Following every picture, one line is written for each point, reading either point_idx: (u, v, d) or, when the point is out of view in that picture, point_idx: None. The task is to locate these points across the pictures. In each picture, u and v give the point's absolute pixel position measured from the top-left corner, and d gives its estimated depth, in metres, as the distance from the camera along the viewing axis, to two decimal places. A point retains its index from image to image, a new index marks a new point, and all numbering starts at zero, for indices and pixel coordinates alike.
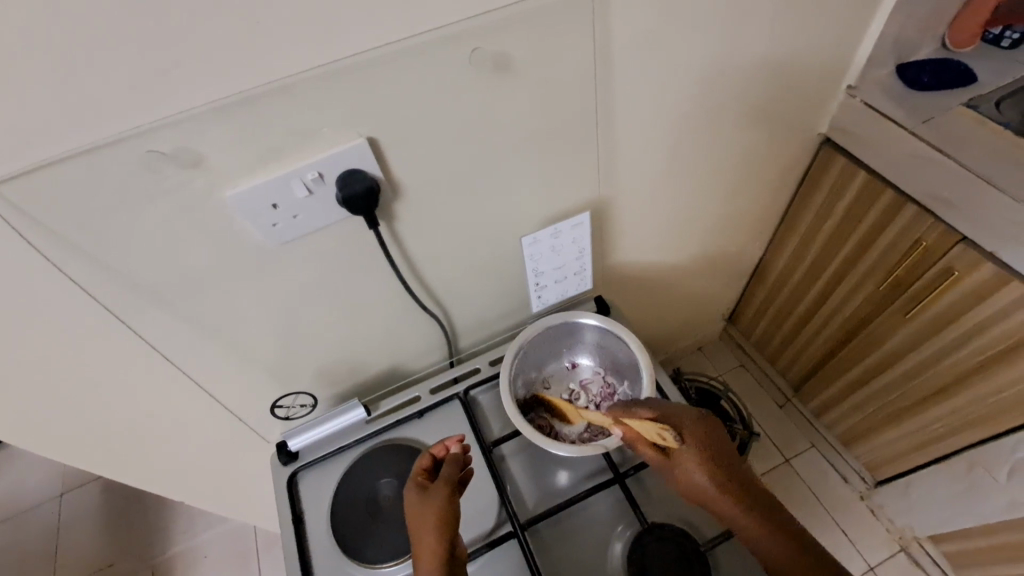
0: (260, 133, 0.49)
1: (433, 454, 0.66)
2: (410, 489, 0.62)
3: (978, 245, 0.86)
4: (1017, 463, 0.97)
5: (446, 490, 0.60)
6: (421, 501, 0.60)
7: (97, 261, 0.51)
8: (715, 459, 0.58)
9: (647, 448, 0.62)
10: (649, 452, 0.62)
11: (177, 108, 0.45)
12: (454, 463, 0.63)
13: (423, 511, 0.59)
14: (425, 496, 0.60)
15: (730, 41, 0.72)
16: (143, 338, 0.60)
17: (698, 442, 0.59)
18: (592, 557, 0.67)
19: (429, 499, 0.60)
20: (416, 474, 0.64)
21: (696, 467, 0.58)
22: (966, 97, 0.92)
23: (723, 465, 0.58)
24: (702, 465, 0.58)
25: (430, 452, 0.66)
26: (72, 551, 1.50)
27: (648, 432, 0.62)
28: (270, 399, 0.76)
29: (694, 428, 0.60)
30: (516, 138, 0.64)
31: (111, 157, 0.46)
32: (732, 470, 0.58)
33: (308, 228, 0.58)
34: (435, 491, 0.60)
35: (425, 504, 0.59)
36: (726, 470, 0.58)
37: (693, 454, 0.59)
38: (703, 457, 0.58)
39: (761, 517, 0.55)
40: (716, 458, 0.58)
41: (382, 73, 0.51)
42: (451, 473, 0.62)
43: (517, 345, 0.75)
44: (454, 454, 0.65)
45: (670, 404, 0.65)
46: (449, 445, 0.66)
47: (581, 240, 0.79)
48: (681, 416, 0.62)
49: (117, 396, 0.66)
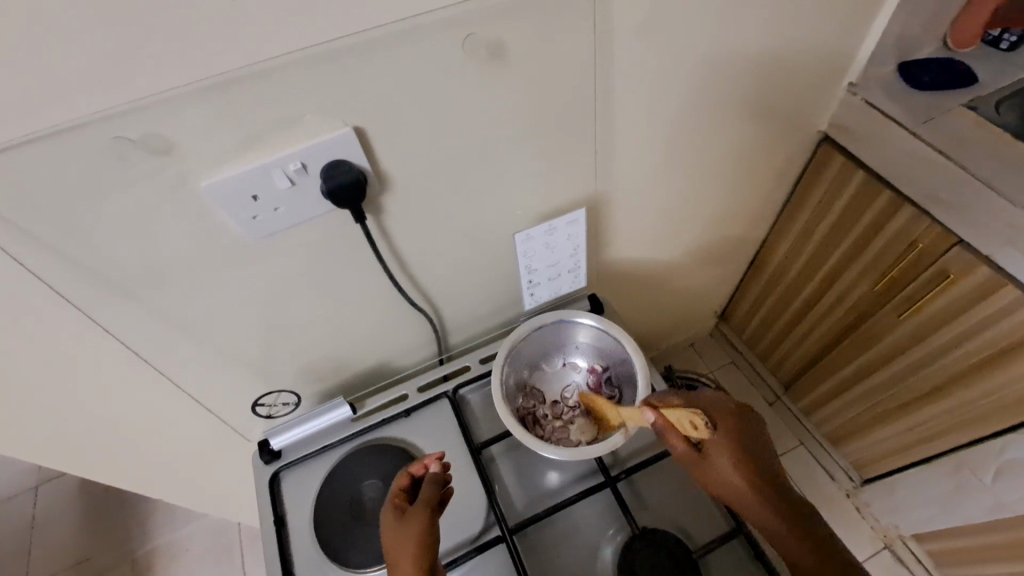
0: (237, 119, 0.46)
1: (411, 473, 0.62)
2: (387, 513, 0.59)
3: (975, 249, 0.85)
4: (1004, 466, 0.97)
5: (425, 515, 0.57)
6: (400, 526, 0.57)
7: (61, 253, 0.48)
8: (747, 452, 0.56)
9: (678, 437, 0.59)
10: (679, 443, 0.59)
11: (147, 91, 0.42)
12: (434, 483, 0.60)
13: (402, 538, 0.56)
14: (404, 520, 0.57)
15: (733, 33, 0.70)
16: (114, 335, 0.57)
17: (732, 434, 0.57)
18: (582, 561, 0.66)
19: (407, 525, 0.57)
20: (394, 495, 0.61)
21: (730, 460, 0.56)
22: (966, 98, 0.91)
23: (754, 459, 0.56)
24: (734, 459, 0.56)
25: (408, 470, 0.63)
26: (49, 545, 1.47)
27: (680, 422, 0.59)
28: (251, 397, 0.73)
29: (727, 418, 0.59)
30: (510, 130, 0.61)
31: (75, 143, 0.43)
32: (760, 465, 0.57)
33: (291, 222, 0.55)
34: (414, 516, 0.57)
35: (403, 531, 0.57)
36: (757, 463, 0.56)
37: (727, 444, 0.56)
38: (736, 450, 0.56)
39: (783, 510, 0.55)
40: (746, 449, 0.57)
41: (370, 58, 0.48)
42: (430, 495, 0.59)
43: (509, 345, 0.73)
44: (433, 473, 0.62)
45: (700, 394, 0.63)
46: (428, 464, 0.63)
47: (576, 238, 0.77)
48: (709, 406, 0.61)
49: (88, 394, 0.63)
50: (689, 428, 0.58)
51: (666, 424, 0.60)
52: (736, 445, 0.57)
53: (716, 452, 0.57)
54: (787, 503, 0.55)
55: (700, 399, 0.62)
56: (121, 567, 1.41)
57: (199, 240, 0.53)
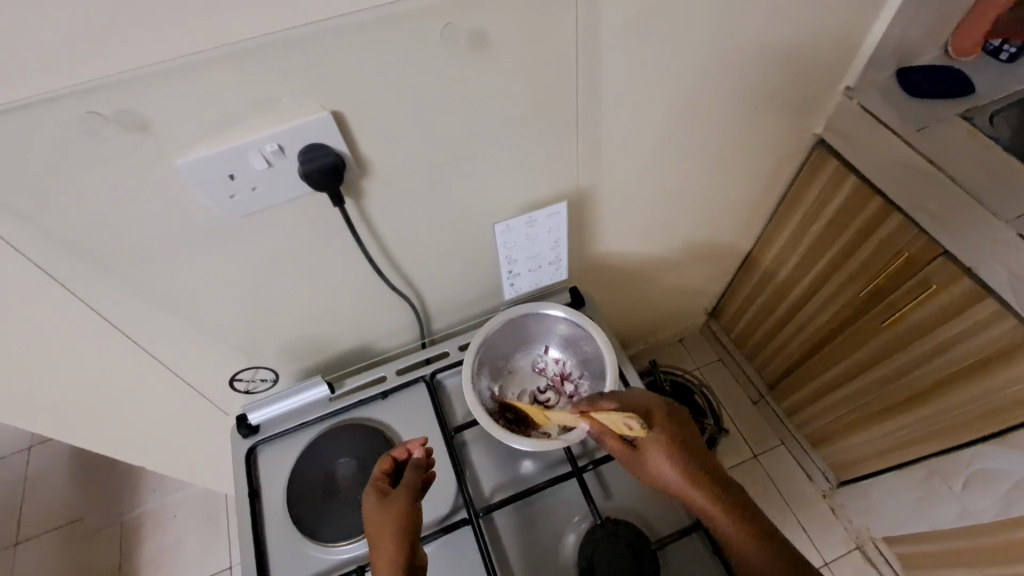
0: (212, 98, 0.47)
1: (394, 457, 0.64)
2: (370, 493, 0.60)
3: (958, 261, 0.85)
4: (972, 475, 0.99)
5: (408, 496, 0.59)
6: (381, 507, 0.59)
7: (35, 223, 0.49)
8: (679, 449, 0.59)
9: (614, 440, 0.62)
10: (615, 445, 0.62)
11: (123, 66, 0.43)
12: (417, 467, 0.62)
13: (385, 516, 0.58)
14: (386, 501, 0.59)
15: (723, 31, 0.70)
16: (90, 305, 0.58)
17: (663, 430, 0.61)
18: (546, 547, 0.68)
19: (390, 504, 0.58)
20: (377, 478, 0.62)
21: (663, 459, 0.59)
22: (961, 108, 0.90)
23: (688, 454, 0.59)
24: (666, 454, 0.59)
25: (391, 455, 0.64)
26: (40, 504, 1.51)
27: (615, 424, 0.62)
28: (230, 372, 0.74)
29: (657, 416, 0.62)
30: (492, 119, 0.61)
31: (48, 115, 0.43)
32: (694, 458, 0.59)
33: (269, 202, 0.56)
34: (396, 497, 0.59)
35: (386, 510, 0.58)
36: (690, 456, 0.59)
37: (660, 440, 0.59)
38: (668, 448, 0.59)
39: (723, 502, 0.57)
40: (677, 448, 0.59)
41: (348, 42, 0.48)
42: (414, 477, 0.61)
43: (482, 335, 0.75)
44: (416, 458, 0.63)
45: (631, 393, 0.65)
46: (412, 449, 0.65)
47: (557, 230, 0.77)
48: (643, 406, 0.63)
49: (66, 362, 0.64)
50: (623, 428, 0.61)
51: (600, 425, 0.63)
52: (669, 440, 0.59)
53: (652, 451, 0.60)
54: (722, 491, 0.58)
55: (631, 398, 0.64)
56: (108, 531, 1.45)
57: (175, 216, 0.53)
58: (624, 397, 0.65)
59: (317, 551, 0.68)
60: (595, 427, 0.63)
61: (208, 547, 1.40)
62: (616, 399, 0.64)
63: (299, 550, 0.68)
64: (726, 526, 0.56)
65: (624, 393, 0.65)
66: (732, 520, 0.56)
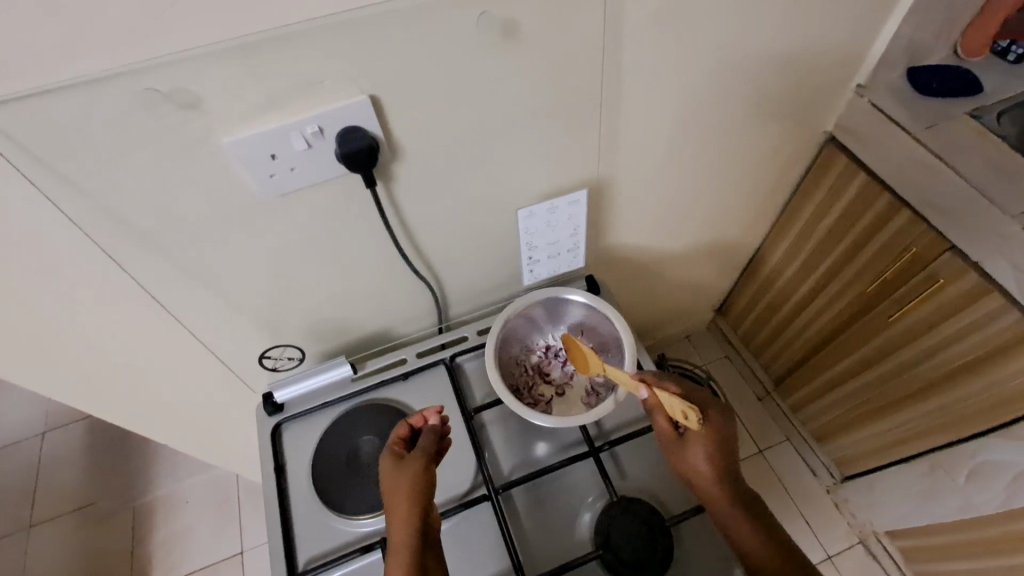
0: (261, 79, 0.49)
1: (410, 424, 0.66)
2: (386, 458, 0.62)
3: (965, 256, 0.87)
4: (976, 467, 1.00)
5: (421, 462, 0.61)
6: (396, 472, 0.61)
7: (89, 196, 0.52)
8: (720, 449, 0.62)
9: (664, 417, 0.64)
10: (663, 424, 0.64)
11: (178, 45, 0.45)
12: (433, 435, 0.64)
13: (399, 482, 0.60)
14: (401, 467, 0.61)
15: (742, 27, 0.72)
16: (133, 279, 0.61)
17: (714, 429, 0.62)
18: (561, 525, 0.70)
19: (405, 469, 0.60)
20: (393, 443, 0.64)
21: (704, 453, 0.62)
22: (970, 107, 0.92)
23: (725, 455, 0.62)
24: (708, 452, 0.61)
25: (407, 422, 0.66)
26: (53, 488, 1.53)
27: (672, 405, 0.62)
28: (258, 350, 0.77)
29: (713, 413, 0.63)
30: (519, 108, 0.64)
31: (106, 91, 0.46)
32: (730, 463, 0.62)
33: (306, 182, 0.58)
34: (411, 463, 0.61)
35: (401, 476, 0.60)
36: (725, 456, 0.62)
37: (706, 438, 0.62)
38: (711, 443, 0.62)
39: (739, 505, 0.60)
40: (718, 446, 0.62)
41: (387, 29, 0.50)
42: (428, 445, 0.62)
43: (506, 316, 0.77)
44: (431, 426, 0.65)
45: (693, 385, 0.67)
46: (427, 417, 0.66)
47: (576, 219, 0.79)
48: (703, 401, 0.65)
49: (104, 335, 0.67)
50: (679, 414, 0.61)
51: (659, 403, 0.64)
52: (715, 441, 0.62)
53: (697, 442, 0.62)
54: (739, 491, 0.61)
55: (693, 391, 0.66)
56: (121, 514, 1.47)
57: (218, 193, 0.56)
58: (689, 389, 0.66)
59: (341, 524, 0.70)
60: (651, 401, 0.65)
61: (219, 533, 1.42)
62: (679, 386, 0.66)
63: (324, 523, 0.70)
64: (734, 518, 0.60)
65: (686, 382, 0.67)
66: (740, 515, 0.60)
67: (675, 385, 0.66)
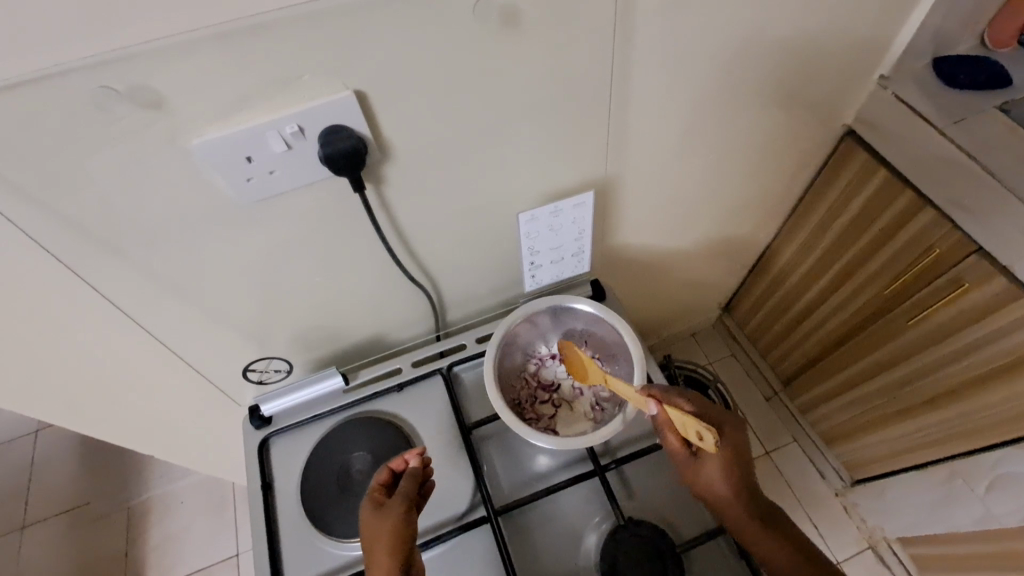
0: (233, 73, 0.45)
1: (391, 468, 0.61)
2: (365, 506, 0.58)
3: (992, 259, 0.82)
4: (997, 478, 0.96)
5: (400, 511, 0.57)
6: (375, 521, 0.57)
7: (43, 204, 0.47)
8: (738, 467, 0.58)
9: (675, 437, 0.60)
10: (675, 445, 0.60)
11: (134, 38, 0.40)
12: (413, 480, 0.59)
13: (377, 532, 0.56)
14: (379, 515, 0.57)
15: (762, 13, 0.66)
16: (99, 291, 0.56)
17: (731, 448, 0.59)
18: (564, 549, 0.66)
19: (384, 520, 0.56)
20: (373, 490, 0.60)
21: (720, 472, 0.58)
22: (1000, 100, 0.86)
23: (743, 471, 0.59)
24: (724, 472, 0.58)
25: (388, 466, 0.61)
26: (46, 489, 1.50)
27: (683, 426, 0.58)
28: (243, 362, 0.73)
29: (730, 434, 0.60)
30: (519, 104, 0.58)
31: (58, 90, 0.41)
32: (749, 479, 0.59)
33: (288, 187, 0.54)
34: (390, 511, 0.57)
35: (379, 525, 0.56)
36: (744, 474, 0.59)
37: (721, 461, 0.58)
38: (727, 462, 0.58)
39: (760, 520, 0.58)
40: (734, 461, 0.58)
41: (371, 18, 0.45)
42: (408, 492, 0.58)
43: (506, 326, 0.73)
44: (411, 470, 0.60)
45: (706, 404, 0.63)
46: (408, 459, 0.61)
47: (582, 221, 0.74)
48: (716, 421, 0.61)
49: (74, 349, 0.63)
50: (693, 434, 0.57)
51: (670, 422, 0.60)
52: (731, 461, 0.58)
53: (711, 462, 0.59)
54: (762, 509, 0.59)
55: (706, 411, 0.62)
56: (115, 516, 1.44)
57: (189, 199, 0.51)
58: (703, 408, 0.62)
59: (330, 546, 0.66)
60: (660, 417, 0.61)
61: (215, 534, 1.40)
62: (692, 405, 0.62)
63: (311, 545, 0.66)
64: (759, 534, 0.58)
65: (700, 400, 0.63)
66: (764, 531, 0.58)
67: (686, 402, 0.62)
